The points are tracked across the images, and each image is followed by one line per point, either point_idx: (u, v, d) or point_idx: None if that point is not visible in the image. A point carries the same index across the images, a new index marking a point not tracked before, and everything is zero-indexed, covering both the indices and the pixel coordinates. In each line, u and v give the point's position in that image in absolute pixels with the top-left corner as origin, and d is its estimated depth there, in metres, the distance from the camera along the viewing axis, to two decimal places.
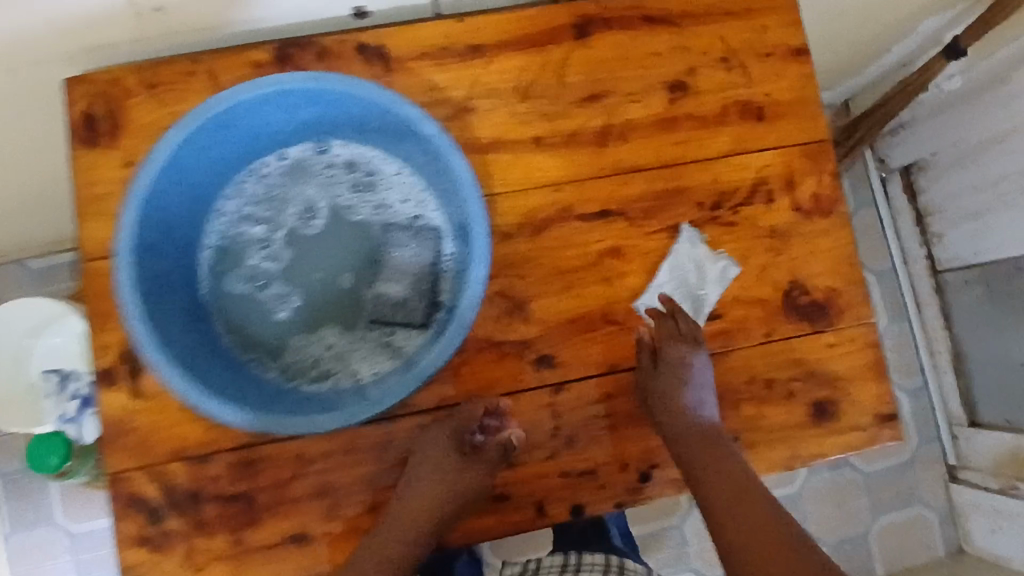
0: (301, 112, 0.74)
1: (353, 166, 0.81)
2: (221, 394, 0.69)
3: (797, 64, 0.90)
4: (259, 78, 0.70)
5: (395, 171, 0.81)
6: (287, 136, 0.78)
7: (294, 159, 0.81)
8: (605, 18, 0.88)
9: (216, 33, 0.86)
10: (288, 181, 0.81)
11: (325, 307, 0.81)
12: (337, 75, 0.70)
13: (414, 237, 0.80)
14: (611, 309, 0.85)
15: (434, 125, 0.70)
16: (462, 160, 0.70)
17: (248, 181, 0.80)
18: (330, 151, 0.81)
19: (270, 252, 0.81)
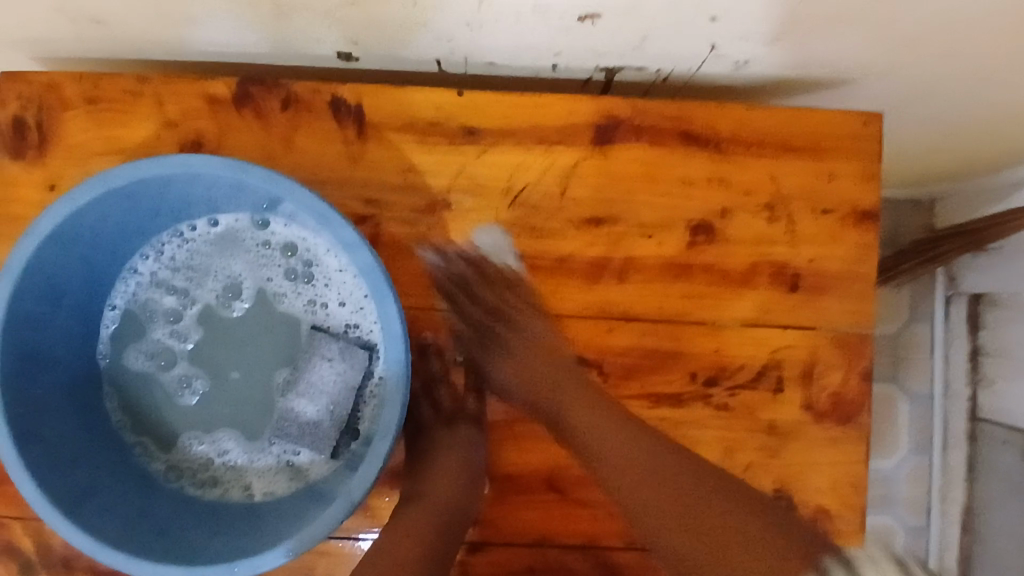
0: (231, 188, 0.63)
1: (292, 249, 0.68)
2: (76, 506, 0.59)
3: (860, 230, 0.73)
4: (177, 154, 0.58)
5: (339, 267, 0.68)
6: (216, 203, 0.66)
7: (225, 227, 0.69)
8: (635, 123, 0.72)
9: (173, 52, 0.72)
10: (215, 252, 0.69)
11: (230, 404, 0.70)
12: (262, 170, 0.59)
13: (341, 354, 0.67)
14: (557, 475, 0.72)
15: (367, 255, 0.57)
16: (393, 303, 0.58)
17: (169, 244, 0.69)
18: (268, 228, 0.68)
19: (180, 329, 0.69)
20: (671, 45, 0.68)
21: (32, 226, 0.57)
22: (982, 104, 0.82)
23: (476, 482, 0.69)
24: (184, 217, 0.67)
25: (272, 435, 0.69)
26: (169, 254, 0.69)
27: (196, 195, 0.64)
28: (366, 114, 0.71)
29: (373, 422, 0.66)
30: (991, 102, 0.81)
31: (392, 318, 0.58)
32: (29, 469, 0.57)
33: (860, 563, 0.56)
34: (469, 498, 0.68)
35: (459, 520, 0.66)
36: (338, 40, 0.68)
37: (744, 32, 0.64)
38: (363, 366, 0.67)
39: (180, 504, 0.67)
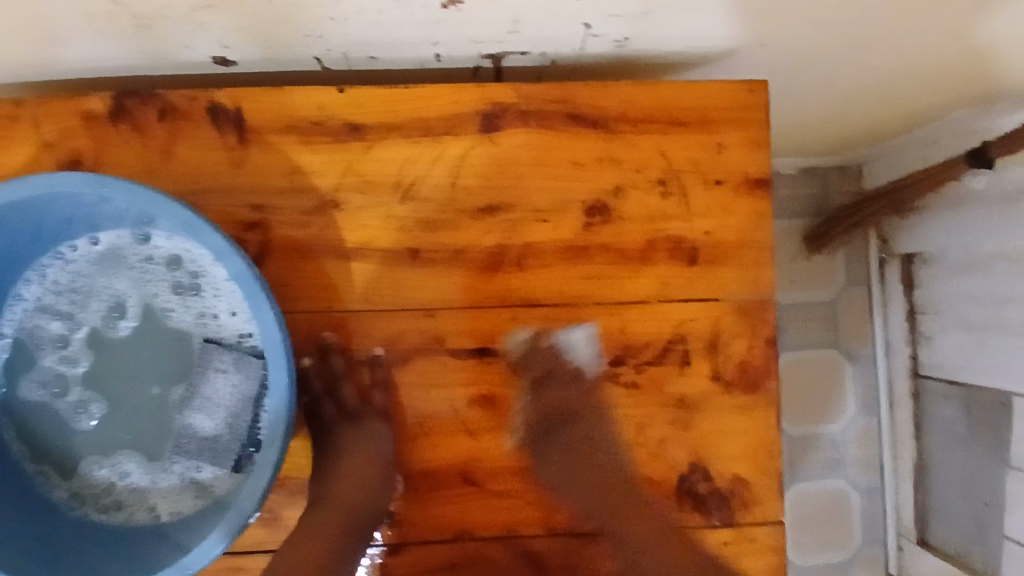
0: (103, 204, 0.62)
1: (178, 262, 0.67)
2: None
3: (753, 197, 0.73)
4: (35, 174, 0.57)
5: (226, 276, 0.66)
6: (94, 220, 0.64)
7: (107, 245, 0.67)
8: (521, 109, 0.72)
9: (45, 73, 0.71)
10: (99, 272, 0.67)
11: (127, 426, 0.68)
12: (122, 183, 0.57)
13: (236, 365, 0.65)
14: (471, 468, 0.71)
15: (236, 264, 0.56)
16: (271, 309, 0.57)
17: (51, 268, 0.67)
18: (150, 243, 0.66)
19: (69, 354, 0.67)
20: (545, 29, 0.67)
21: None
22: (873, 66, 0.83)
23: (381, 482, 0.68)
24: (63, 238, 0.66)
25: (172, 453, 0.67)
26: (51, 278, 0.67)
27: (69, 214, 0.63)
28: (244, 117, 0.70)
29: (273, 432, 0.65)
30: (885, 61, 0.81)
31: (271, 325, 0.57)
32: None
33: None
34: (376, 503, 0.67)
35: (363, 527, 0.65)
36: (207, 46, 0.67)
37: (613, 9, 0.64)
38: (259, 378, 0.66)
39: (85, 532, 0.65)
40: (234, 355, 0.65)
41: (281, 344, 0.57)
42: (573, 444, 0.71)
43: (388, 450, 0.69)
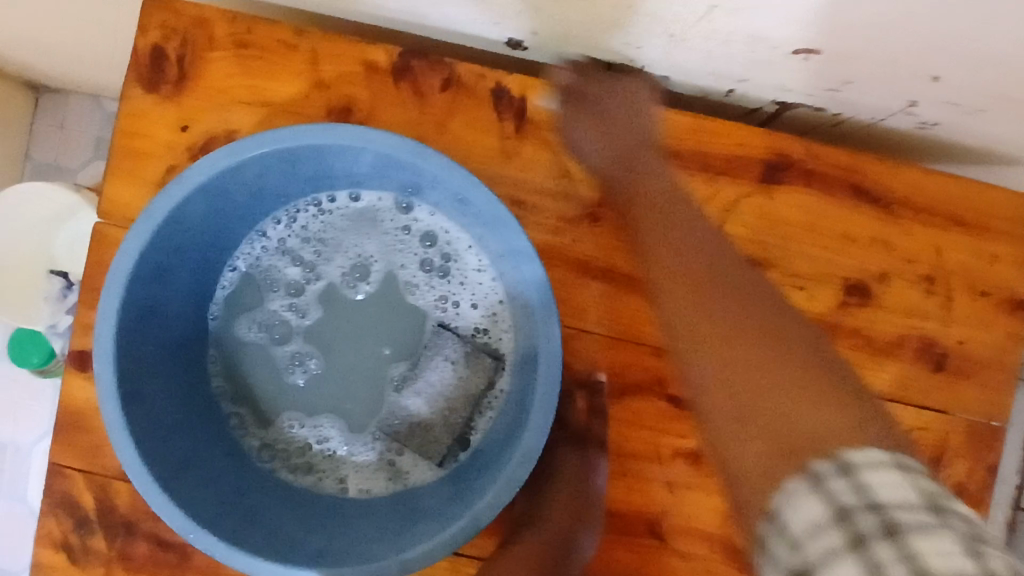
0: (389, 170, 0.60)
1: (433, 240, 0.64)
2: (172, 480, 0.55)
3: (1012, 319, 0.70)
4: (348, 126, 0.55)
5: (479, 267, 0.64)
6: (364, 179, 0.62)
7: (365, 204, 0.64)
8: (805, 168, 0.68)
9: (334, 10, 0.67)
10: (350, 229, 0.64)
11: (338, 391, 0.65)
12: (442, 158, 0.55)
13: (468, 358, 0.63)
14: (661, 521, 0.67)
15: (534, 268, 0.55)
16: (556, 324, 0.55)
17: (303, 211, 0.64)
18: (412, 213, 0.64)
19: (298, 303, 0.65)
20: (867, 96, 0.64)
21: (185, 174, 0.54)
22: None
23: (582, 523, 0.64)
24: (328, 186, 0.63)
25: (378, 430, 0.64)
26: (300, 222, 0.64)
27: (347, 169, 0.60)
28: (527, 109, 0.68)
29: (490, 436, 0.62)
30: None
31: (553, 339, 0.55)
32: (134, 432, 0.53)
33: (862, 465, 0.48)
34: (577, 547, 0.63)
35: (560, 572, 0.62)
36: (518, 27, 0.64)
37: (951, 96, 0.60)
38: (487, 378, 0.63)
39: (273, 488, 0.62)
40: (469, 348, 0.63)
41: (557, 362, 0.54)
42: None
43: (604, 485, 0.66)
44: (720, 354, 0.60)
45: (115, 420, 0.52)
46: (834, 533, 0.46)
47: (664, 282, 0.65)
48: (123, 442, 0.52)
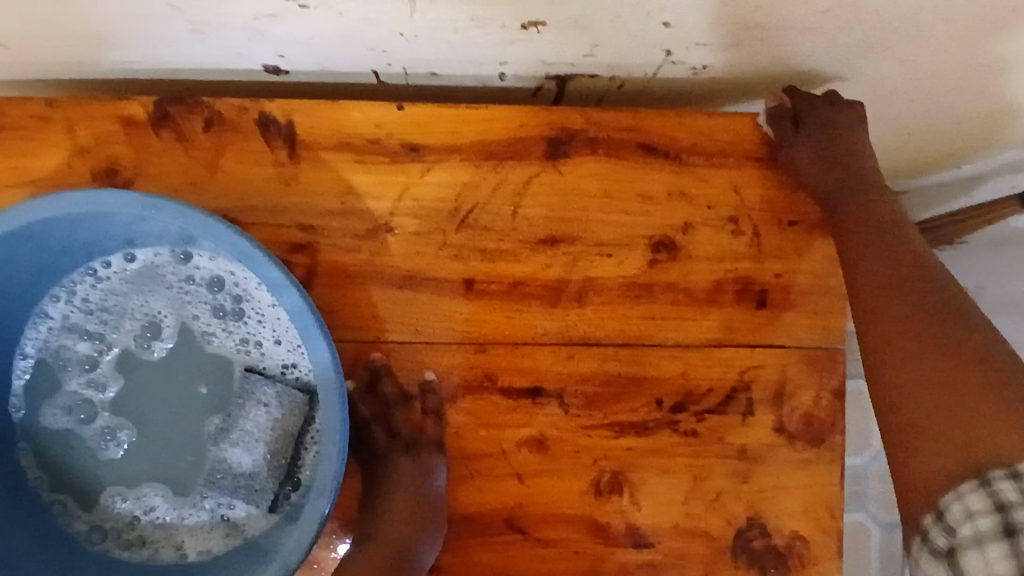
0: (144, 225, 0.57)
1: (218, 283, 0.63)
2: None
3: (828, 241, 0.70)
4: (78, 190, 0.52)
5: (271, 303, 0.62)
6: (131, 238, 0.60)
7: (143, 263, 0.62)
8: (590, 135, 0.68)
9: (83, 73, 0.66)
10: (132, 291, 0.63)
11: (155, 458, 0.63)
12: (175, 207, 0.52)
13: (278, 398, 0.61)
14: (518, 513, 0.67)
15: (296, 299, 0.53)
16: (327, 343, 0.53)
17: (78, 285, 0.62)
18: (190, 262, 0.62)
19: (96, 377, 0.63)
20: (624, 53, 0.63)
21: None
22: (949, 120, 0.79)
23: (424, 520, 0.63)
24: (96, 256, 0.61)
25: (205, 489, 0.62)
26: (78, 296, 0.62)
27: (106, 233, 0.58)
28: (299, 133, 0.66)
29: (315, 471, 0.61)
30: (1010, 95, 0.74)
31: (327, 364, 0.53)
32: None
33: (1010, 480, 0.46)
34: (417, 557, 0.62)
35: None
36: (262, 55, 0.62)
37: (695, 39, 0.60)
38: (302, 412, 0.61)
39: (104, 572, 0.60)
40: (277, 388, 0.61)
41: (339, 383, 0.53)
42: (625, 492, 0.67)
43: (445, 483, 0.65)
44: (905, 384, 0.53)
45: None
46: (986, 518, 0.45)
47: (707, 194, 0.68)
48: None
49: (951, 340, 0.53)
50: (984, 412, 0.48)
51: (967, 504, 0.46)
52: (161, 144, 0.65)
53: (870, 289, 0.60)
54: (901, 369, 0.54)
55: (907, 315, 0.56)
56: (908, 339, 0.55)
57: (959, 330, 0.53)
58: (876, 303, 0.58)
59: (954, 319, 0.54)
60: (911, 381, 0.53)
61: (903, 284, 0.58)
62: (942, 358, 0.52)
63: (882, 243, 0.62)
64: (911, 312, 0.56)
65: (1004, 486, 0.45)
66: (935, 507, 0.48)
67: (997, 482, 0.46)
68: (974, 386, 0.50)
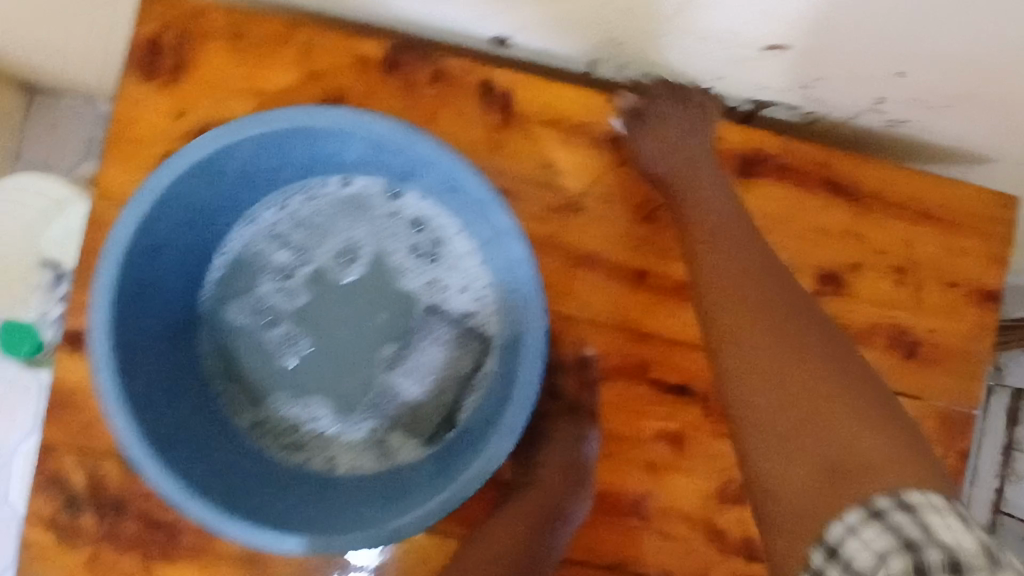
0: (379, 154, 0.60)
1: (420, 223, 0.66)
2: (168, 453, 0.55)
3: (979, 308, 0.73)
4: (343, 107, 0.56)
5: (467, 252, 0.65)
6: (354, 164, 0.63)
7: (355, 190, 0.66)
8: (780, 162, 0.71)
9: (326, 5, 0.69)
10: (340, 214, 0.66)
11: (328, 371, 0.67)
12: (431, 144, 0.56)
13: (455, 340, 0.67)
14: (643, 501, 0.69)
15: (522, 251, 0.56)
16: (541, 295, 0.56)
17: (292, 195, 0.65)
18: (399, 198, 0.66)
19: (289, 286, 0.67)
20: (837, 92, 0.68)
21: (184, 151, 0.54)
22: None
23: (565, 504, 0.66)
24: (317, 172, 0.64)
25: (369, 409, 0.67)
26: (289, 206, 0.65)
27: (339, 155, 0.61)
28: (514, 102, 0.69)
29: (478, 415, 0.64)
30: None
31: (537, 316, 0.56)
32: (128, 404, 0.53)
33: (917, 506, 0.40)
34: (567, 514, 0.66)
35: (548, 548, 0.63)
36: (505, 24, 0.66)
37: (913, 93, 0.65)
38: (475, 357, 0.66)
39: (263, 465, 0.63)
40: (455, 333, 0.67)
41: (544, 336, 0.55)
42: (748, 503, 0.70)
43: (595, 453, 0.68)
44: (757, 399, 0.51)
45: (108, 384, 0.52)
46: (897, 554, 0.39)
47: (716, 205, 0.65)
48: (118, 412, 0.52)
49: (805, 355, 0.51)
50: (862, 442, 0.45)
51: (864, 539, 0.41)
52: (387, 86, 0.69)
53: (719, 288, 0.59)
54: (768, 452, 0.49)
55: (771, 356, 0.52)
56: (763, 344, 0.53)
57: (816, 344, 0.52)
58: (744, 318, 0.56)
59: (829, 365, 0.50)
60: (767, 418, 0.50)
61: (795, 330, 0.54)
62: (822, 407, 0.48)
63: (757, 251, 0.61)
64: (769, 317, 0.55)
65: (886, 504, 0.41)
66: (822, 541, 0.43)
67: (880, 504, 0.41)
68: (848, 420, 0.46)
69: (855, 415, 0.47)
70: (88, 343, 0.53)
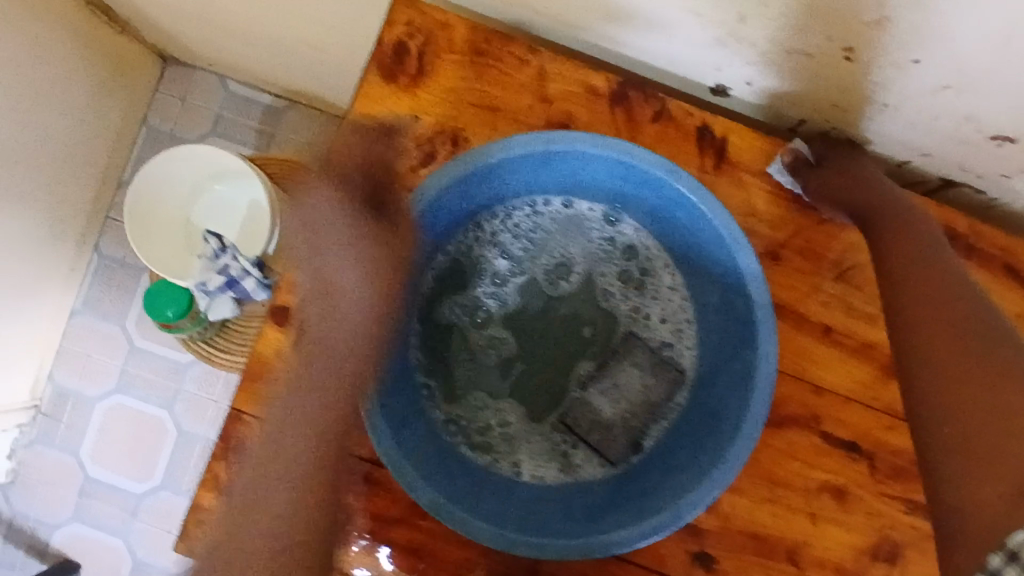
0: (623, 186, 0.65)
1: (633, 252, 0.72)
2: (399, 434, 0.60)
3: None
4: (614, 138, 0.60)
5: (672, 285, 0.71)
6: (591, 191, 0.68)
7: (579, 215, 0.71)
8: (966, 241, 0.75)
9: (564, 34, 0.73)
10: (560, 233, 0.72)
11: (526, 376, 0.72)
12: (692, 182, 0.59)
13: (653, 367, 0.69)
14: (802, 549, 0.71)
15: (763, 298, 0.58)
16: (775, 344, 0.58)
17: (522, 209, 0.69)
18: (619, 225, 0.71)
19: (502, 292, 0.73)
20: None
21: (462, 160, 0.59)
22: None
23: None
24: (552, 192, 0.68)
25: (558, 421, 0.70)
26: (516, 219, 0.70)
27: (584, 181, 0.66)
28: (728, 149, 0.73)
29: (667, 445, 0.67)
30: None
31: (769, 361, 0.58)
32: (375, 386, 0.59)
33: None
34: None
35: None
36: (738, 76, 0.70)
37: None
38: (670, 387, 0.69)
39: (461, 459, 0.66)
40: (653, 358, 0.69)
41: (774, 380, 0.57)
42: (901, 566, 0.71)
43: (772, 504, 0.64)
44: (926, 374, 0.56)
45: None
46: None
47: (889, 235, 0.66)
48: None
49: (986, 348, 0.54)
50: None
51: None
52: (611, 118, 0.72)
53: (916, 293, 0.60)
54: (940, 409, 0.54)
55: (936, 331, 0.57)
56: (948, 345, 0.55)
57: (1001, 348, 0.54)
58: (938, 323, 0.57)
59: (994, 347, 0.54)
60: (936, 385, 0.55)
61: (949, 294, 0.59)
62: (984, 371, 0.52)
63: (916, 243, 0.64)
64: (933, 300, 0.59)
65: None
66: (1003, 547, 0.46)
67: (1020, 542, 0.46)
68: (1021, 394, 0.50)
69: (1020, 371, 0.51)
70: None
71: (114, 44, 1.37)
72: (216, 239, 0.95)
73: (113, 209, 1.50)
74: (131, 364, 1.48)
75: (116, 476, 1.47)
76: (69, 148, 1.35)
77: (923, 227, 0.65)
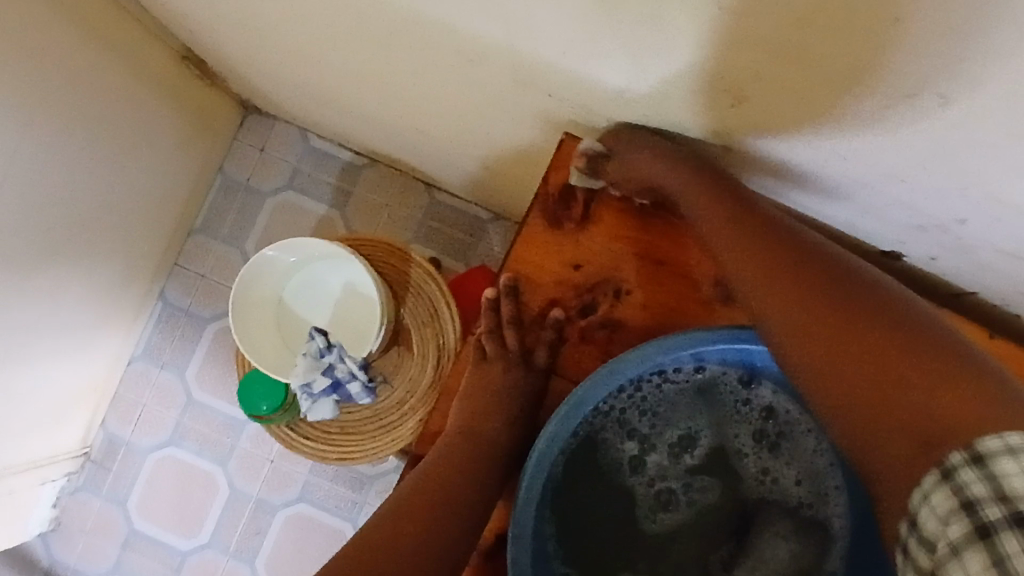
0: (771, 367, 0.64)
1: (771, 413, 0.68)
2: None
3: None
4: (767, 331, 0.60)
5: (816, 446, 0.67)
6: (730, 361, 0.65)
7: (712, 381, 0.66)
8: None
9: None
10: (687, 402, 0.67)
11: (668, 557, 0.68)
12: None
13: (797, 532, 0.67)
14: None
15: None
16: None
17: (653, 380, 0.65)
18: (756, 389, 0.67)
19: (637, 468, 0.68)
20: None
21: (616, 366, 0.58)
22: None
23: None
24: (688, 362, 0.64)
25: None
26: (644, 390, 0.66)
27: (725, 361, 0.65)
28: None
29: None
30: None
31: None
32: None
33: (989, 454, 0.45)
34: None
35: None
36: (919, 249, 0.67)
37: None
38: (820, 547, 0.67)
39: None
40: (796, 521, 0.67)
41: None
42: None
43: None
44: (803, 328, 0.56)
45: (525, 561, 0.57)
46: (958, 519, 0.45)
47: (631, 152, 0.65)
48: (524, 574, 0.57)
49: (820, 281, 0.57)
50: (919, 407, 0.49)
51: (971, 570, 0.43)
52: None
53: (734, 241, 0.62)
54: (811, 352, 0.55)
55: (770, 257, 0.60)
56: (845, 357, 0.53)
57: (959, 394, 0.48)
58: (752, 268, 0.61)
59: (851, 282, 0.57)
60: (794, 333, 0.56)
61: (777, 240, 0.60)
62: (806, 278, 0.58)
63: (749, 215, 0.62)
64: (782, 259, 0.59)
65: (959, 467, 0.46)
66: (909, 512, 0.49)
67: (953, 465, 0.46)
68: (915, 396, 0.50)
69: (817, 292, 0.57)
70: (511, 552, 0.57)
71: (202, 95, 1.35)
72: (321, 337, 1.01)
73: (181, 255, 1.47)
74: (187, 417, 1.44)
75: (164, 532, 1.43)
76: (148, 195, 1.32)
77: (855, 277, 0.57)
